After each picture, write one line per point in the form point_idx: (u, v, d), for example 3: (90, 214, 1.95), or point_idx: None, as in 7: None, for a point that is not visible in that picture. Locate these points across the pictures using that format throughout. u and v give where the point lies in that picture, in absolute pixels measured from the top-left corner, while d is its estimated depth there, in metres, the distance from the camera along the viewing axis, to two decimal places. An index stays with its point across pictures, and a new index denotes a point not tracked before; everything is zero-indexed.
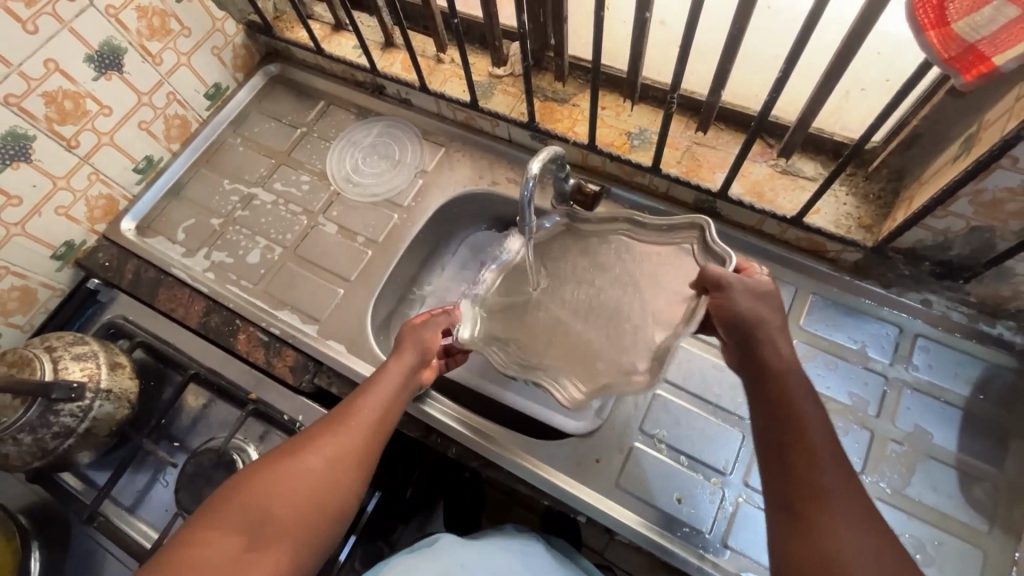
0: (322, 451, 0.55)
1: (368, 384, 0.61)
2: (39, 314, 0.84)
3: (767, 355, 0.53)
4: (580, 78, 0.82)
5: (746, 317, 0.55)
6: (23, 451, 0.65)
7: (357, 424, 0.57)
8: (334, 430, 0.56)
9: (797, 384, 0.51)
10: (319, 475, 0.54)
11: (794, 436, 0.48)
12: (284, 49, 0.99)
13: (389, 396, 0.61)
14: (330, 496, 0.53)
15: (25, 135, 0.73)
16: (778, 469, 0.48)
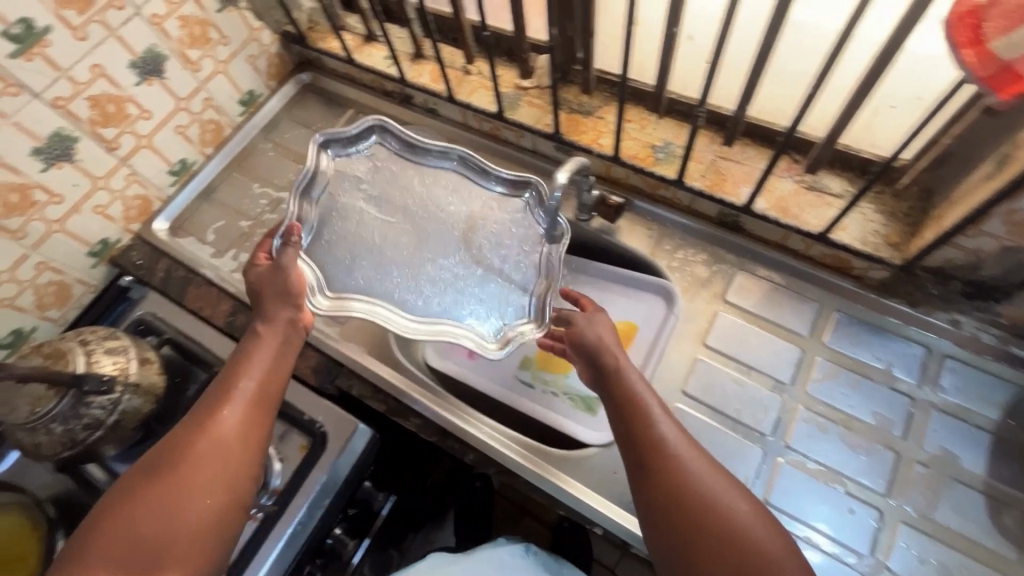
0: (200, 451, 0.55)
1: (236, 368, 0.61)
2: (73, 309, 0.86)
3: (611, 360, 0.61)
4: (605, 91, 0.82)
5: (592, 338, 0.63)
6: (53, 441, 0.66)
7: (237, 400, 0.59)
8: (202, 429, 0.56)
9: (635, 374, 0.60)
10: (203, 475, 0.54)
11: (642, 415, 0.56)
12: (316, 59, 1.02)
13: (269, 368, 0.63)
14: (233, 486, 0.55)
15: (69, 136, 0.76)
16: (647, 485, 0.53)
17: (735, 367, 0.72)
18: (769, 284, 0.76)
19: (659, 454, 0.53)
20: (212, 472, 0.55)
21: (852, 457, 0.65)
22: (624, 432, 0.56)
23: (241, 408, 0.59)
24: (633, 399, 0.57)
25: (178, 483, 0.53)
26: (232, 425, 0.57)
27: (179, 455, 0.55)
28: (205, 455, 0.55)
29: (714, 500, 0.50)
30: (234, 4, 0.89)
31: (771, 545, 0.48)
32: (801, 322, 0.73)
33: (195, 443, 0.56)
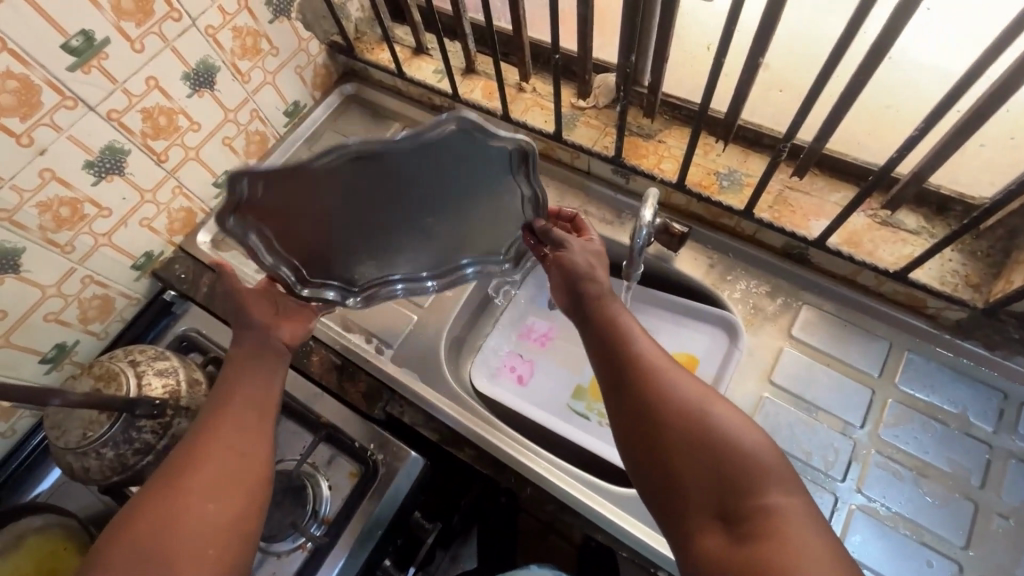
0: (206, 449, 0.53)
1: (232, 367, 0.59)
2: (115, 323, 0.85)
3: (593, 284, 0.60)
4: (667, 114, 0.80)
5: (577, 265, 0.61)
6: (103, 466, 0.65)
7: (237, 409, 0.56)
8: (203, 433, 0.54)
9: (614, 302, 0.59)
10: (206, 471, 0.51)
11: (619, 340, 0.55)
12: (362, 70, 1.00)
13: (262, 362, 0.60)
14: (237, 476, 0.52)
15: (121, 149, 0.74)
16: (644, 427, 0.50)
17: (802, 407, 0.69)
18: (837, 321, 0.73)
19: (633, 370, 0.53)
20: (213, 480, 0.51)
21: (929, 507, 0.63)
22: (603, 359, 0.55)
23: (240, 414, 0.56)
24: (609, 326, 0.57)
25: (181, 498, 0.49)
26: (230, 434, 0.54)
27: (178, 475, 0.50)
28: (204, 465, 0.52)
29: (695, 408, 0.49)
30: (286, 15, 0.87)
31: (754, 448, 0.47)
32: (870, 362, 0.71)
33: (199, 458, 0.52)
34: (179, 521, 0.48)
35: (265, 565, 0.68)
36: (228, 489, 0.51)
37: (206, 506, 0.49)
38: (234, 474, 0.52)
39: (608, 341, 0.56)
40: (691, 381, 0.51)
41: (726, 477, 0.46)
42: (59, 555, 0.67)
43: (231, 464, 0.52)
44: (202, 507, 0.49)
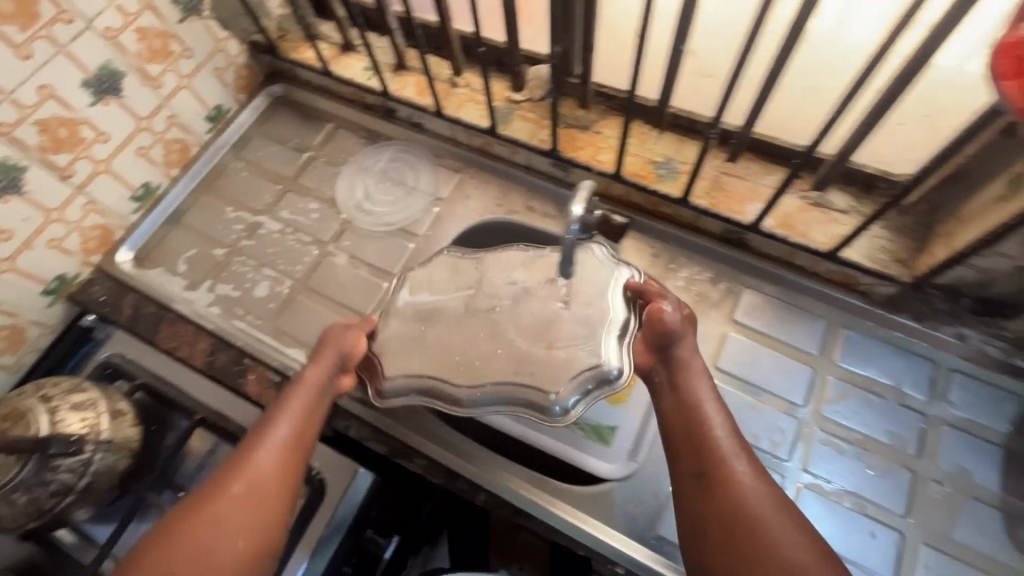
0: (234, 488, 0.53)
1: (273, 411, 0.59)
2: (29, 353, 0.78)
3: (685, 355, 0.59)
4: (602, 105, 0.79)
5: (673, 323, 0.59)
6: (18, 512, 0.60)
7: (274, 439, 0.56)
8: (233, 474, 0.54)
9: (707, 375, 0.58)
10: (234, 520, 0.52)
11: (702, 418, 0.55)
12: (288, 70, 0.95)
13: (302, 414, 0.59)
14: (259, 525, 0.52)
15: (15, 166, 0.68)
16: (717, 519, 0.50)
17: (749, 390, 0.70)
18: (777, 302, 0.74)
19: (714, 459, 0.53)
20: (243, 506, 0.52)
21: (870, 479, 0.65)
22: (680, 430, 0.56)
23: (275, 447, 0.56)
24: (696, 402, 0.56)
25: (211, 517, 0.52)
26: (266, 461, 0.55)
27: (212, 493, 0.53)
28: (238, 488, 0.53)
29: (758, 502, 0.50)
30: (197, 13, 0.81)
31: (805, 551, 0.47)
32: (810, 341, 0.72)
33: (231, 477, 0.54)
34: (206, 538, 0.50)
35: None
36: (256, 519, 0.52)
37: (234, 533, 0.51)
38: (260, 504, 0.53)
39: (690, 416, 0.56)
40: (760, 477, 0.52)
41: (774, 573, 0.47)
42: None
43: (263, 492, 0.54)
44: (229, 529, 0.51)
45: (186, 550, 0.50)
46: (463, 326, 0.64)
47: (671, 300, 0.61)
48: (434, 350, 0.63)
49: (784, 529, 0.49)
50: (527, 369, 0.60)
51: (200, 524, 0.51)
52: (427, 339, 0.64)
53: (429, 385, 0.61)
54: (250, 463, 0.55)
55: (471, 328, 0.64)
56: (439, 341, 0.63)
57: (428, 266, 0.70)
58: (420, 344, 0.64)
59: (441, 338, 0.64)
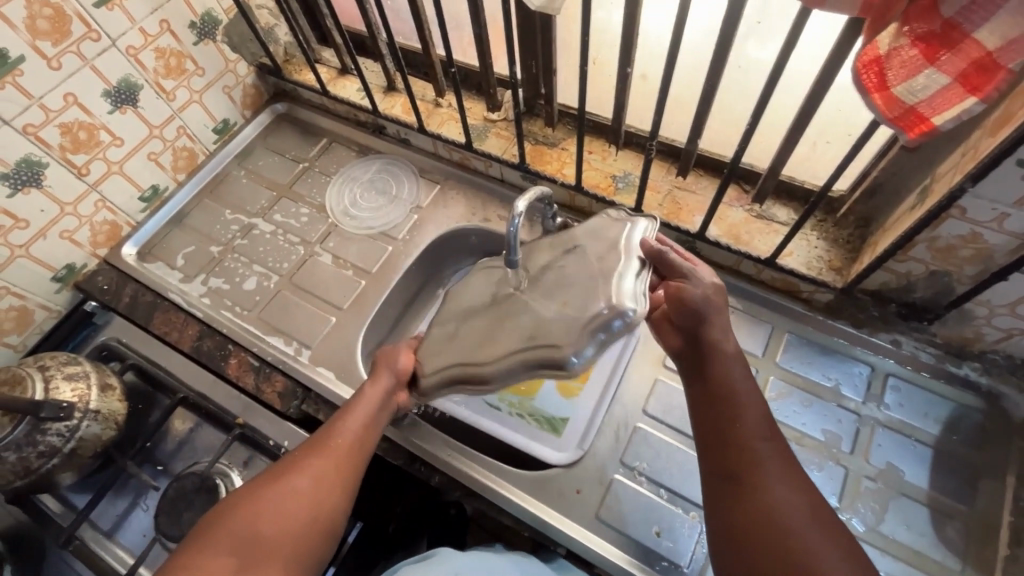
0: (311, 467, 0.57)
1: (349, 405, 0.63)
2: (33, 335, 0.85)
3: (711, 334, 0.56)
4: (569, 124, 0.87)
5: (699, 298, 0.56)
6: (6, 470, 0.65)
7: (343, 433, 0.60)
8: (316, 453, 0.58)
9: (740, 365, 0.56)
10: (309, 499, 0.54)
11: (731, 406, 0.53)
12: (291, 90, 1.05)
13: (371, 415, 0.62)
14: (327, 511, 0.55)
15: (38, 162, 0.76)
16: (741, 513, 0.49)
17: None
18: None
19: (741, 453, 0.51)
20: (314, 493, 0.55)
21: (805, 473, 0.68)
22: (707, 428, 0.54)
23: (345, 441, 0.59)
24: (725, 388, 0.55)
25: (285, 496, 0.54)
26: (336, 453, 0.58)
27: (284, 475, 0.56)
28: (312, 475, 0.56)
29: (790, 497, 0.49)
30: (211, 37, 0.91)
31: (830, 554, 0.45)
32: (754, 343, 0.76)
33: (308, 463, 0.57)
34: (280, 515, 0.53)
35: None
36: (325, 506, 0.55)
37: (300, 519, 0.53)
38: (330, 491, 0.56)
39: (718, 406, 0.54)
40: (793, 482, 0.49)
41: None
42: None
43: (332, 481, 0.56)
44: (299, 512, 0.53)
45: (263, 522, 0.52)
46: (484, 310, 0.60)
47: (699, 276, 0.57)
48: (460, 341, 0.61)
49: (819, 536, 0.46)
50: (539, 338, 0.53)
51: (277, 501, 0.53)
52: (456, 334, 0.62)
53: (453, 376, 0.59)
54: (322, 453, 0.58)
55: (494, 307, 0.60)
56: (466, 338, 0.60)
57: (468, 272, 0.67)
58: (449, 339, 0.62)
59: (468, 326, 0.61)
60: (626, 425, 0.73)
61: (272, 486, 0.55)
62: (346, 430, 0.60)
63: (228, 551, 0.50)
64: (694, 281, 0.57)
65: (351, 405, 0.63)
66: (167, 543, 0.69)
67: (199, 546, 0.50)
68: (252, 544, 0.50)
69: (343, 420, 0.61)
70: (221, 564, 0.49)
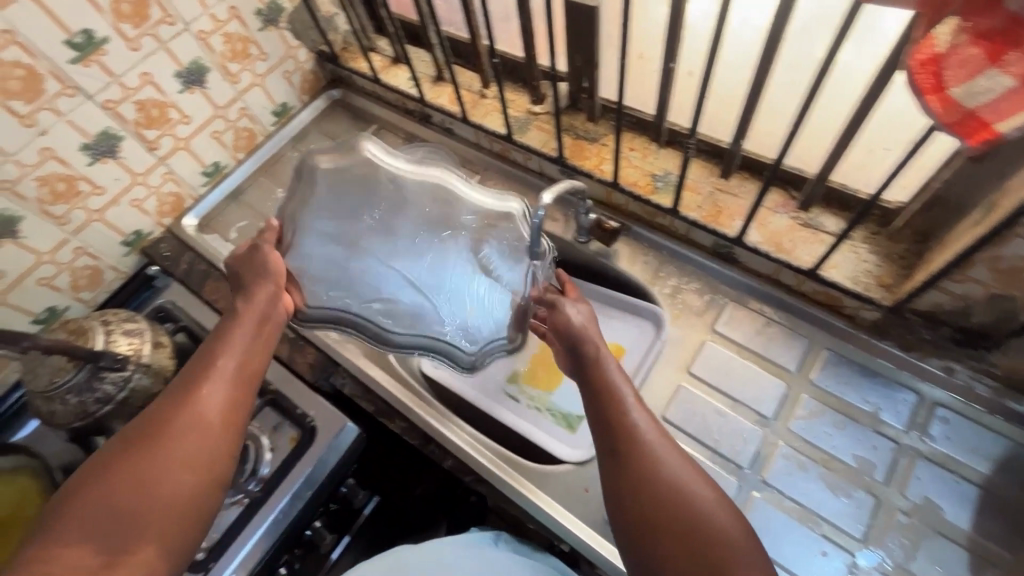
0: (176, 426, 0.55)
1: (215, 349, 0.61)
2: (102, 292, 0.93)
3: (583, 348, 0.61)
4: (611, 120, 0.86)
5: (575, 325, 0.63)
6: (67, 411, 0.72)
7: (210, 383, 0.58)
8: (180, 410, 0.56)
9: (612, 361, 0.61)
10: (182, 459, 0.54)
11: (608, 399, 0.58)
12: (346, 77, 1.09)
13: (244, 354, 0.62)
14: (206, 463, 0.55)
15: (115, 135, 0.84)
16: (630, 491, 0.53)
17: (718, 397, 0.72)
18: (761, 318, 0.76)
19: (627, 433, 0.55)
20: (186, 451, 0.54)
21: (831, 498, 0.64)
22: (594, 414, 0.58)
23: (223, 380, 0.59)
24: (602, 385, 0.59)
25: (158, 456, 0.53)
26: (212, 402, 0.57)
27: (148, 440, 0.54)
28: (182, 433, 0.55)
29: (674, 487, 0.52)
30: (275, 24, 0.96)
31: (705, 496, 0.52)
32: (788, 358, 0.72)
33: (172, 423, 0.55)
34: (159, 477, 0.53)
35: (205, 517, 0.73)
36: (204, 462, 0.55)
37: (180, 478, 0.53)
38: (206, 443, 0.55)
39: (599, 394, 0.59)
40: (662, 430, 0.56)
41: (701, 571, 0.48)
42: (32, 498, 0.75)
43: (205, 436, 0.56)
44: (176, 472, 0.53)
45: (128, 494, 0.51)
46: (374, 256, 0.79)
47: (566, 304, 0.65)
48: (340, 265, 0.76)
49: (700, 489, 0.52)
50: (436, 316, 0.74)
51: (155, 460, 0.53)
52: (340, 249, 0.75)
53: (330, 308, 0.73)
54: (185, 408, 0.56)
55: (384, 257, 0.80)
56: (366, 277, 0.78)
57: (339, 183, 0.83)
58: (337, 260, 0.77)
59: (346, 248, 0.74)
60: None
61: (142, 447, 0.54)
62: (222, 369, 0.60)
63: (90, 532, 0.49)
64: (565, 308, 0.65)
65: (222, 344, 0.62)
66: None
67: (58, 532, 0.49)
68: (120, 518, 0.50)
69: (216, 358, 0.60)
70: (82, 548, 0.48)
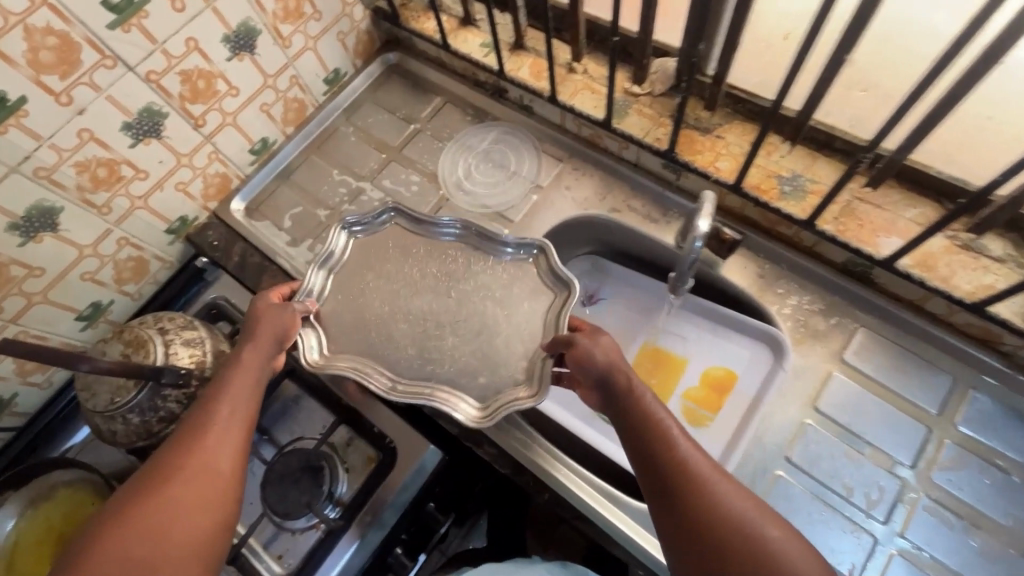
0: (181, 477, 0.48)
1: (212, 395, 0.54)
2: (149, 284, 0.85)
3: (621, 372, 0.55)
4: (729, 108, 0.74)
5: (593, 355, 0.57)
6: (130, 430, 0.66)
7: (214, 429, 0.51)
8: (184, 459, 0.49)
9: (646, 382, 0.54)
10: (184, 513, 0.46)
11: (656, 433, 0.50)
12: (406, 39, 0.96)
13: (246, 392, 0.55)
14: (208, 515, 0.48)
15: (158, 112, 0.73)
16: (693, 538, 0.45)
17: (848, 439, 0.64)
18: (895, 349, 0.67)
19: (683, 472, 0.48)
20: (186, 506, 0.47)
21: (979, 562, 0.58)
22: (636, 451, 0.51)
23: (227, 428, 0.52)
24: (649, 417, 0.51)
25: (154, 514, 0.45)
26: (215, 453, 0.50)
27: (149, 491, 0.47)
28: (182, 484, 0.47)
29: (742, 524, 0.45)
30: None
31: (783, 542, 0.44)
32: (930, 398, 0.65)
33: (174, 472, 0.48)
34: (157, 537, 0.45)
35: (281, 540, 0.69)
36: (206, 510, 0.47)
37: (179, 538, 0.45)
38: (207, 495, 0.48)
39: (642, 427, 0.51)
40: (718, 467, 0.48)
41: None
42: (85, 512, 0.69)
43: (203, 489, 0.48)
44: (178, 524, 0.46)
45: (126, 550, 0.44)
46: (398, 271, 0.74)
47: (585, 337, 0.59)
48: (375, 328, 0.71)
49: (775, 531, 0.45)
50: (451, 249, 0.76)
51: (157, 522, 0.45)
52: (395, 324, 0.71)
53: (376, 246, 0.77)
54: (189, 456, 0.49)
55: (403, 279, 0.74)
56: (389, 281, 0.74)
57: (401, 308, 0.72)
58: (369, 346, 0.70)
59: (409, 275, 0.74)
60: (765, 470, 0.64)
61: (134, 507, 0.46)
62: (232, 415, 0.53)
63: None
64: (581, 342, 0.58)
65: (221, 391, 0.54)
66: (273, 518, 0.68)
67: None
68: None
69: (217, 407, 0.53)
70: None
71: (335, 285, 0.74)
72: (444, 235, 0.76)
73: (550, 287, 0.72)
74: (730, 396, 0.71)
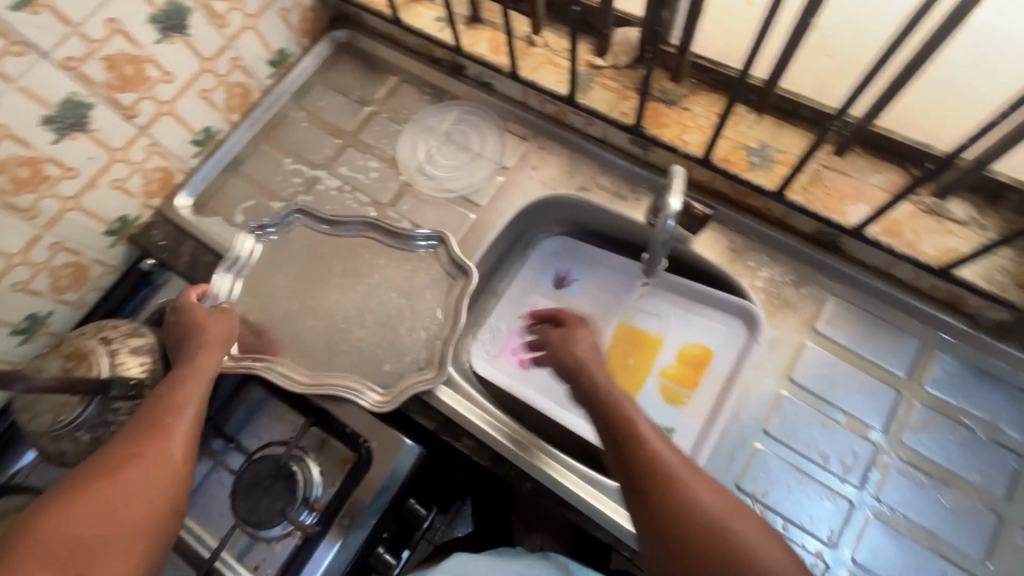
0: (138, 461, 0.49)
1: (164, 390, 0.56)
2: (91, 291, 0.79)
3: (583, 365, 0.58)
4: (694, 79, 0.72)
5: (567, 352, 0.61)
6: (80, 450, 0.61)
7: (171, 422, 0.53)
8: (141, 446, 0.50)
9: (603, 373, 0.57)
10: (139, 492, 0.48)
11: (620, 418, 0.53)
12: (355, 14, 0.90)
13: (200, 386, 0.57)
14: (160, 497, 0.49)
15: (83, 103, 0.66)
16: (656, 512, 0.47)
17: (822, 408, 0.65)
18: (864, 317, 0.68)
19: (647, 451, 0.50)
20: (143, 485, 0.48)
21: (949, 518, 0.60)
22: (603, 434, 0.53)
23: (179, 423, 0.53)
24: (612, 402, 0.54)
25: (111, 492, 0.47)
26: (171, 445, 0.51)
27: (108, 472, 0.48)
28: (138, 470, 0.49)
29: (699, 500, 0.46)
30: None
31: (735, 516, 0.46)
32: (899, 362, 0.66)
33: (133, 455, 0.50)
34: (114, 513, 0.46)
35: (256, 551, 0.66)
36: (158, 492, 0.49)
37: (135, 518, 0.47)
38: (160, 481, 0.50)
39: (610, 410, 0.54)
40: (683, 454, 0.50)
41: None
42: None
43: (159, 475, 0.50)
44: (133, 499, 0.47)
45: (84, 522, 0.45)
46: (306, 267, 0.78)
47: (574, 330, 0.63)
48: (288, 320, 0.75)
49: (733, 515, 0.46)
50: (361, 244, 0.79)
51: (101, 509, 0.46)
52: (304, 322, 0.76)
53: (284, 247, 0.79)
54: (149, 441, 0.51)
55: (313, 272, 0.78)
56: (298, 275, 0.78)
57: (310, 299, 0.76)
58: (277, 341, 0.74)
59: (315, 273, 0.78)
60: (743, 443, 0.65)
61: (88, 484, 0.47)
62: (179, 410, 0.54)
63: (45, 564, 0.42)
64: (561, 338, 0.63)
65: (169, 388, 0.55)
66: (246, 529, 0.65)
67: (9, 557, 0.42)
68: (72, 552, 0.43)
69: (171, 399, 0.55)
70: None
71: (243, 287, 0.76)
72: (345, 231, 0.79)
73: (450, 276, 0.76)
74: (707, 371, 0.71)
